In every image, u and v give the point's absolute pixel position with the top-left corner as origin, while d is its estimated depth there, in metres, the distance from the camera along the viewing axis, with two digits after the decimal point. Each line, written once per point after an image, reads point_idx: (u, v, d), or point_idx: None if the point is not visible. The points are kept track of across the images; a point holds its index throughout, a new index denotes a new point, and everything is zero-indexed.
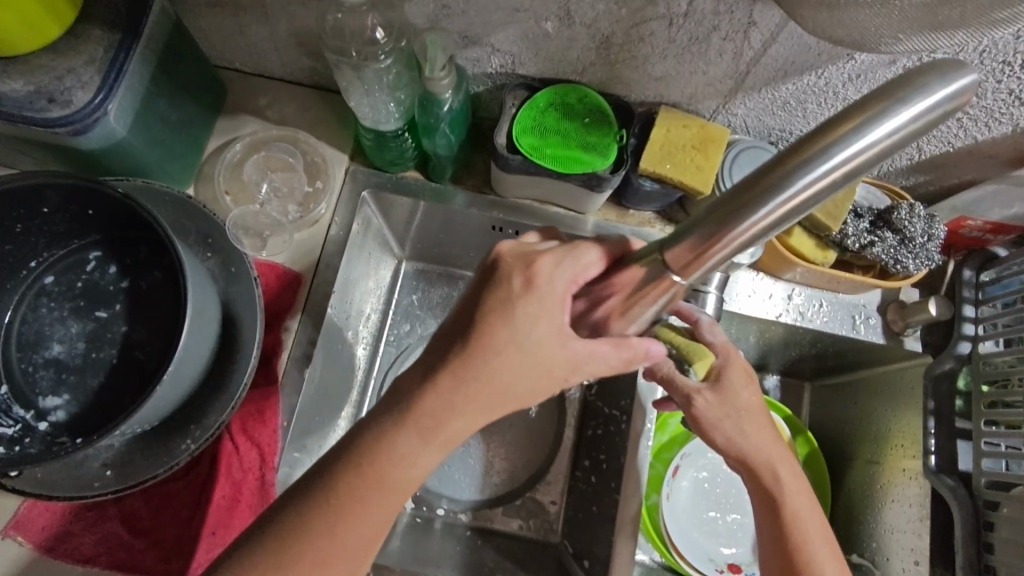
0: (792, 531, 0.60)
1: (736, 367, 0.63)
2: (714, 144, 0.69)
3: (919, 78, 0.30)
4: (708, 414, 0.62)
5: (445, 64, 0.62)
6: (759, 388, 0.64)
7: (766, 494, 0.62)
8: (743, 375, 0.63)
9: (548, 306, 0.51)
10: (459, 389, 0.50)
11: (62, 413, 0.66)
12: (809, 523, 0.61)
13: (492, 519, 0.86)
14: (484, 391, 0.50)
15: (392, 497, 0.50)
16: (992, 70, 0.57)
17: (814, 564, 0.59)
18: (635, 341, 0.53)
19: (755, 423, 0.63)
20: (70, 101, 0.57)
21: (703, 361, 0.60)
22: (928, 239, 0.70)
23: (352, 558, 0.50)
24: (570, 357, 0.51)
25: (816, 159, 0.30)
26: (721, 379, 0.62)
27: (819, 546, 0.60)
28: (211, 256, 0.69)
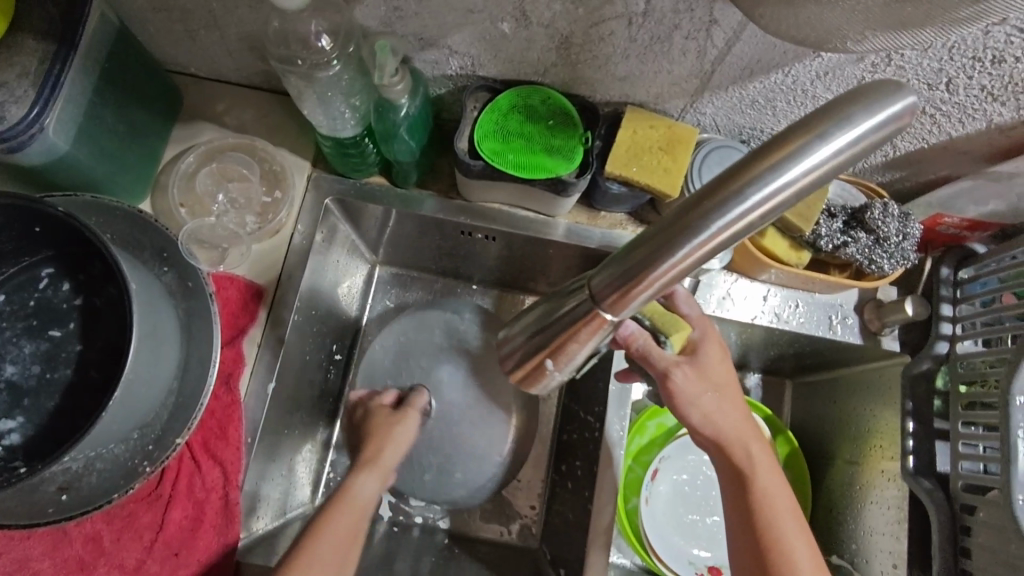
0: (763, 513, 0.59)
1: (709, 342, 0.62)
2: (682, 145, 0.67)
3: (841, 108, 0.27)
4: (684, 389, 0.60)
5: (398, 69, 0.60)
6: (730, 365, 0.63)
7: (741, 476, 0.60)
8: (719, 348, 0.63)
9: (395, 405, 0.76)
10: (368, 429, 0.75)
11: (16, 436, 0.64)
12: (780, 503, 0.60)
13: (470, 526, 0.85)
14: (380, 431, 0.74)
15: (343, 529, 0.61)
16: (962, 66, 0.55)
17: (787, 550, 0.58)
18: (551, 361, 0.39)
19: (729, 399, 0.62)
20: (3, 117, 0.55)
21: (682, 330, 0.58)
22: (903, 238, 0.68)
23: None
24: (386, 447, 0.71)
25: (731, 201, 0.28)
26: (698, 349, 0.62)
27: (792, 530, 0.59)
28: (167, 271, 0.66)
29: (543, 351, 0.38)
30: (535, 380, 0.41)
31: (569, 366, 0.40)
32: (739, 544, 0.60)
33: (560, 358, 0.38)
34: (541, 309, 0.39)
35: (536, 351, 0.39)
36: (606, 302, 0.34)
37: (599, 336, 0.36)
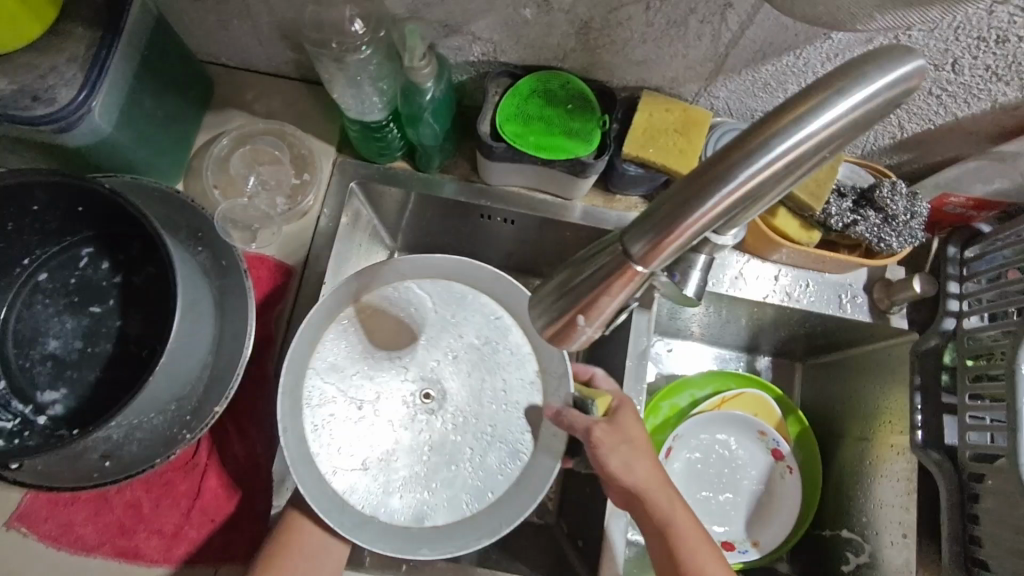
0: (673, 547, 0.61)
1: (627, 410, 0.67)
2: (696, 127, 0.69)
3: (857, 68, 0.30)
4: (604, 442, 0.64)
5: (425, 54, 0.62)
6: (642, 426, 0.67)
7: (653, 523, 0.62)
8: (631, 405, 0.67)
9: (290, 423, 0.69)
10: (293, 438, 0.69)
11: (60, 406, 0.67)
12: (692, 538, 0.62)
13: None
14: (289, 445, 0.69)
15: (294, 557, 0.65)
16: (967, 46, 0.58)
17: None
18: (598, 316, 0.41)
19: (641, 455, 0.64)
20: (54, 99, 0.58)
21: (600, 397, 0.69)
22: (911, 216, 0.71)
23: None
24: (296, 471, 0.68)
25: (757, 152, 0.31)
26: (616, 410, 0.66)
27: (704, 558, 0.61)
28: (202, 250, 0.69)
29: (574, 309, 0.40)
30: (565, 338, 0.43)
31: (599, 321, 0.41)
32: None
33: (592, 312, 0.40)
34: (565, 272, 0.41)
35: (569, 306, 0.40)
36: (639, 255, 0.36)
37: (630, 289, 0.39)
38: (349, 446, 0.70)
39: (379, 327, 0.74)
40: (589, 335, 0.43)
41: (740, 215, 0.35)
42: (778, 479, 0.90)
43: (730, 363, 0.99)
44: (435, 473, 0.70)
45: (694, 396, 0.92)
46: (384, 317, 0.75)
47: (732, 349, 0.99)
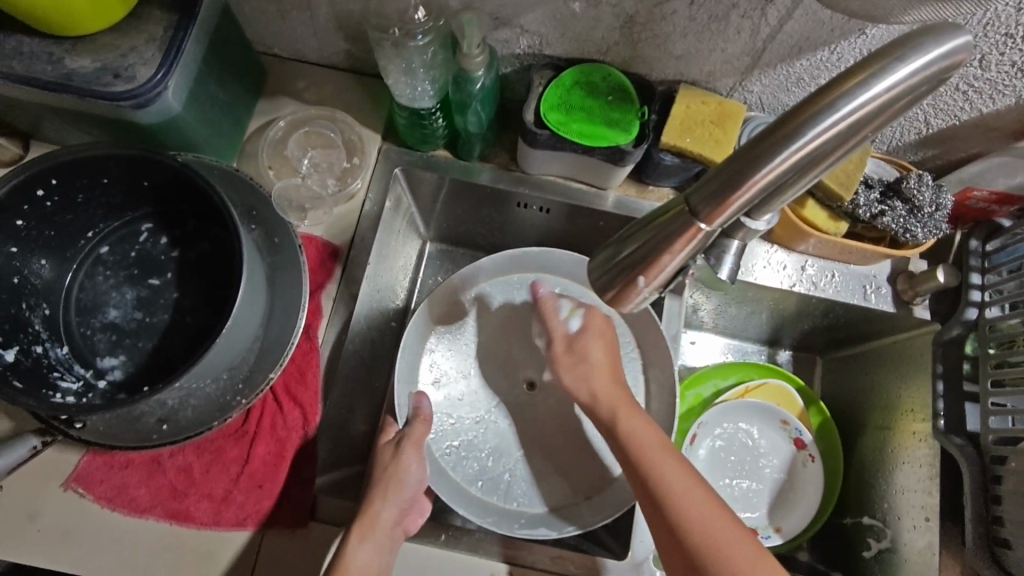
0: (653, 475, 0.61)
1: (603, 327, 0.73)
2: (731, 119, 0.72)
3: (915, 39, 0.34)
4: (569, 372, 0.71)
5: (480, 42, 0.66)
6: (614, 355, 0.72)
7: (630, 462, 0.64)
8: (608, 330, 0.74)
9: (411, 455, 0.70)
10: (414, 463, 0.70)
11: (119, 372, 0.70)
12: (669, 473, 0.61)
13: None
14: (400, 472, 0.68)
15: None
16: (995, 42, 0.61)
17: (679, 503, 0.59)
18: (658, 275, 0.42)
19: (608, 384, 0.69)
20: (134, 77, 0.62)
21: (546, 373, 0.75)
22: (936, 208, 0.74)
23: None
24: (398, 501, 0.67)
25: (825, 112, 0.34)
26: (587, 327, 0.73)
27: (683, 488, 0.60)
28: (255, 227, 0.72)
29: (634, 269, 0.42)
30: (622, 297, 0.44)
31: (657, 281, 0.43)
32: (658, 519, 0.60)
33: (651, 272, 0.42)
34: (621, 238, 0.44)
35: (630, 265, 0.42)
36: (704, 212, 0.39)
37: (691, 249, 0.41)
38: (474, 447, 0.78)
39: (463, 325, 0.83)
40: (645, 296, 0.44)
41: (800, 177, 0.37)
42: (800, 467, 0.92)
43: (752, 355, 1.01)
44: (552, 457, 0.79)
45: (717, 386, 0.95)
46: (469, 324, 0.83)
47: (754, 342, 1.01)
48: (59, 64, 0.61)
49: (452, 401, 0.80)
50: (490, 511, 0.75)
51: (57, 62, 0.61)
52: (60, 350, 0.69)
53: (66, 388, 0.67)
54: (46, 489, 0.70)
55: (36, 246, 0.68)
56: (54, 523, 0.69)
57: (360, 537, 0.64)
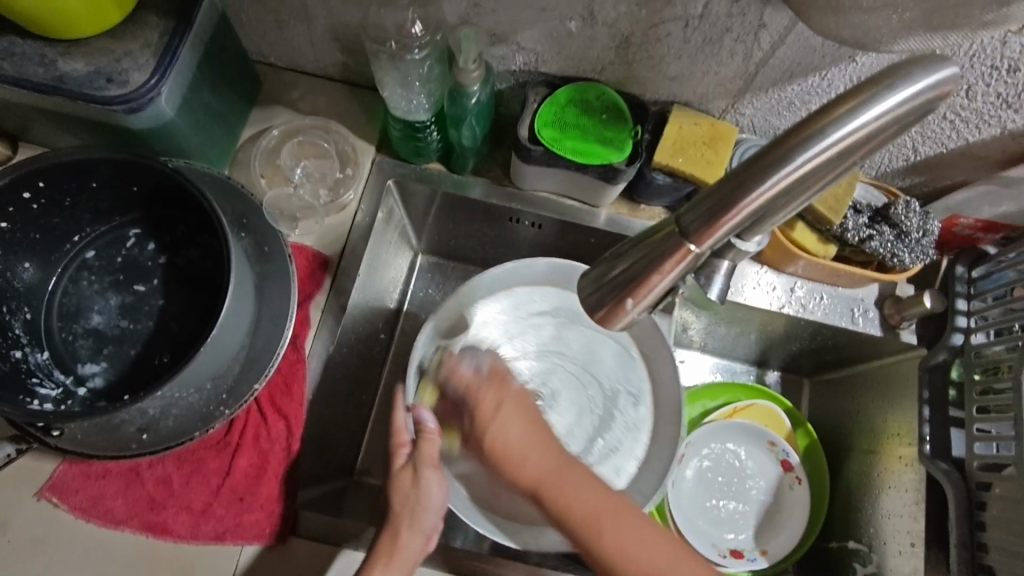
0: (565, 501, 0.53)
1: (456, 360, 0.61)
2: (723, 141, 0.73)
3: (904, 69, 0.34)
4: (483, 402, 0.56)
5: (476, 58, 0.67)
6: (534, 421, 0.56)
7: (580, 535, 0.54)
8: (524, 406, 0.56)
9: (433, 481, 0.64)
10: (435, 485, 0.65)
11: (99, 379, 0.69)
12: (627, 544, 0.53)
13: None
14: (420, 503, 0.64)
15: None
16: (981, 74, 0.62)
17: None
18: (650, 295, 0.42)
19: (524, 420, 0.55)
20: (127, 81, 0.61)
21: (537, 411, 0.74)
22: (923, 234, 0.75)
23: None
24: (421, 531, 0.64)
25: (814, 138, 0.34)
26: (498, 403, 0.56)
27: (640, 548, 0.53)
28: (245, 235, 0.72)
29: (622, 291, 0.42)
30: (610, 316, 0.44)
31: (646, 302, 0.43)
32: None
33: (640, 292, 0.42)
34: (609, 259, 0.44)
35: (620, 285, 0.42)
36: (694, 234, 0.39)
37: (680, 269, 0.41)
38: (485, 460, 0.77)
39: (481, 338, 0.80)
40: (632, 318, 0.44)
41: (790, 202, 0.37)
42: (786, 490, 0.92)
43: (740, 375, 1.01)
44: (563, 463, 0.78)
45: (705, 406, 0.94)
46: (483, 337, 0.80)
47: (742, 362, 1.02)
48: (51, 67, 0.61)
49: None
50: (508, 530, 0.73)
51: (50, 65, 0.61)
52: (40, 355, 0.68)
53: (45, 395, 0.65)
54: (20, 498, 0.68)
55: (20, 248, 0.67)
56: (25, 531, 0.67)
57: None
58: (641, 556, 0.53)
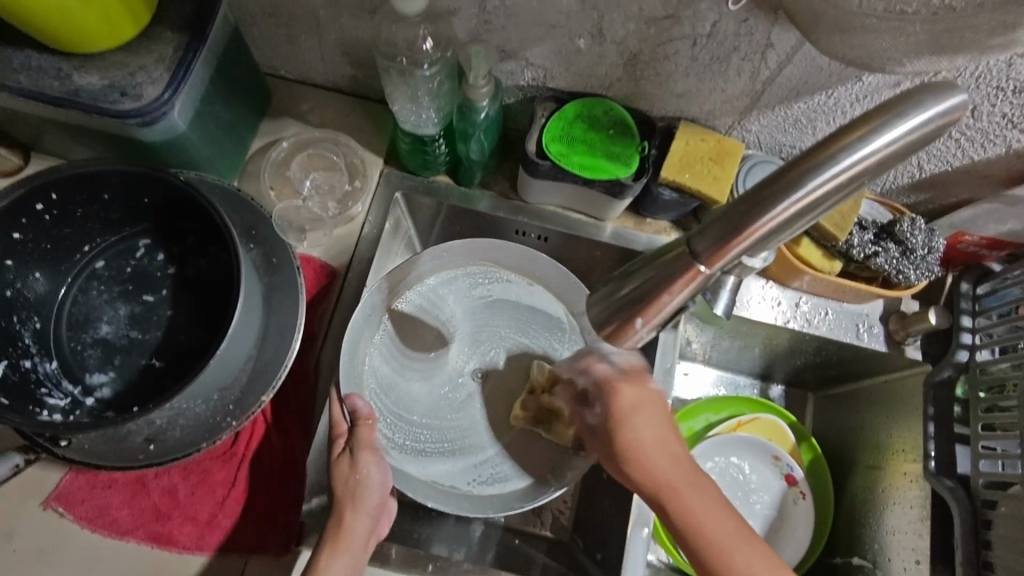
0: (682, 507, 0.58)
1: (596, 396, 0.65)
2: (730, 157, 0.74)
3: (914, 96, 0.34)
4: (622, 405, 0.62)
5: (486, 74, 0.67)
6: (681, 447, 0.60)
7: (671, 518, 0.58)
8: (648, 405, 0.62)
9: (371, 461, 0.67)
10: (372, 466, 0.67)
11: (107, 389, 0.69)
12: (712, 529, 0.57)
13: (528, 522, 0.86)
14: (361, 486, 0.65)
15: None
16: (986, 94, 0.63)
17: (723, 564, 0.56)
18: (662, 315, 0.43)
19: (652, 422, 0.61)
20: (141, 95, 0.62)
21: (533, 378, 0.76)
22: (928, 251, 0.76)
23: None
24: (369, 513, 0.65)
25: (826, 164, 0.34)
26: (637, 402, 0.62)
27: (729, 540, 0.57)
28: (254, 247, 0.72)
29: (632, 310, 0.43)
30: (619, 334, 0.44)
31: (655, 321, 0.43)
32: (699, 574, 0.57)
33: (650, 312, 0.42)
34: (619, 278, 0.44)
35: (630, 305, 0.42)
36: (705, 255, 0.39)
37: (690, 289, 0.41)
38: (429, 440, 0.76)
39: (401, 321, 0.80)
40: (641, 336, 0.45)
41: (799, 225, 0.38)
42: (791, 504, 0.92)
43: (744, 389, 1.01)
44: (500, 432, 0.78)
45: (709, 419, 0.94)
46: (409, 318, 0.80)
47: (746, 376, 1.02)
48: (66, 80, 0.61)
49: (402, 404, 0.77)
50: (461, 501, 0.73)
51: (65, 78, 0.62)
52: (49, 365, 0.68)
53: (53, 405, 0.66)
54: (26, 507, 0.68)
55: (32, 259, 0.67)
56: (31, 541, 0.67)
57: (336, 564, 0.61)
58: (732, 547, 0.57)
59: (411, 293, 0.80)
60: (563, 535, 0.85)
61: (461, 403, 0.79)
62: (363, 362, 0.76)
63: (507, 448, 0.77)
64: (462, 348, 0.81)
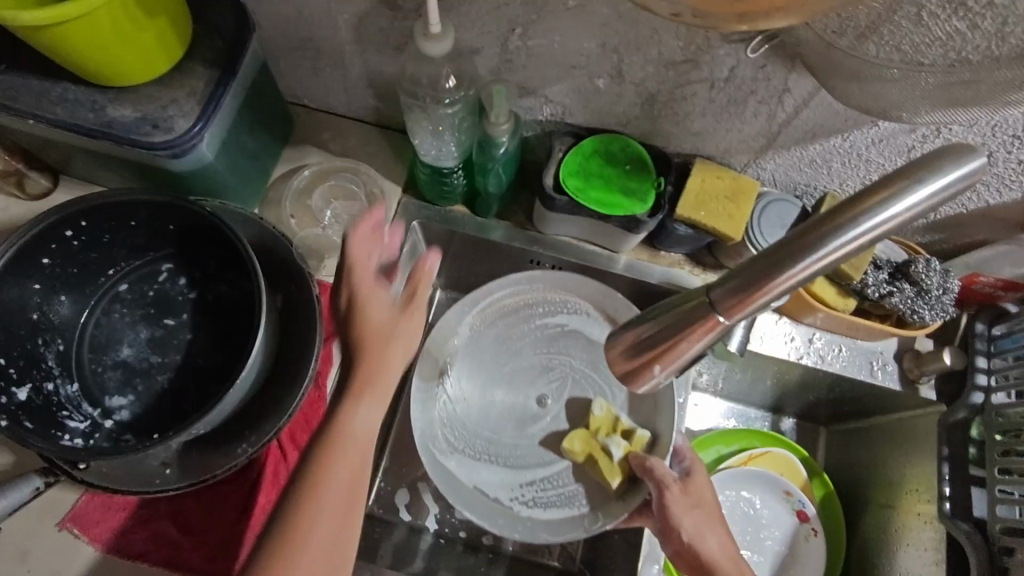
0: None
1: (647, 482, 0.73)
2: (745, 194, 0.74)
3: (934, 161, 0.35)
4: (677, 500, 0.69)
5: (507, 112, 0.69)
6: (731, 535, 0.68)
7: None
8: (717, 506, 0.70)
9: (414, 318, 0.61)
10: (407, 336, 0.60)
11: (126, 412, 0.70)
12: None
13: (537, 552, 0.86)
14: (399, 346, 0.60)
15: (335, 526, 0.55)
16: (1003, 142, 0.64)
17: None
18: (679, 357, 0.43)
19: (716, 523, 0.68)
20: (172, 128, 0.64)
21: (591, 415, 0.80)
22: (943, 291, 0.75)
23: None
24: (401, 343, 0.60)
25: (847, 225, 0.35)
26: (705, 503, 0.69)
27: None
28: (274, 274, 0.73)
29: (651, 357, 0.43)
30: (637, 378, 0.45)
31: (673, 367, 0.44)
32: None
33: (667, 359, 0.43)
34: (635, 322, 0.45)
35: (647, 350, 0.43)
36: (725, 307, 0.39)
37: (709, 338, 0.42)
38: (486, 458, 0.81)
39: (478, 345, 0.85)
40: (657, 380, 0.45)
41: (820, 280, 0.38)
42: (802, 541, 0.91)
43: (755, 422, 1.01)
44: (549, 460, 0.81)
45: (720, 452, 0.94)
46: (484, 340, 0.85)
47: (758, 409, 1.01)
48: (101, 112, 0.63)
49: (463, 421, 0.82)
50: (501, 516, 0.78)
51: (99, 110, 0.63)
52: (70, 387, 0.69)
53: (74, 428, 0.67)
54: (42, 528, 0.69)
55: (58, 283, 0.69)
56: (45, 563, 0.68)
57: (317, 535, 0.54)
58: None
59: (489, 315, 0.86)
60: (572, 568, 0.85)
61: (521, 424, 0.83)
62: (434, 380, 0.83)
63: (557, 476, 0.80)
64: (533, 373, 0.85)
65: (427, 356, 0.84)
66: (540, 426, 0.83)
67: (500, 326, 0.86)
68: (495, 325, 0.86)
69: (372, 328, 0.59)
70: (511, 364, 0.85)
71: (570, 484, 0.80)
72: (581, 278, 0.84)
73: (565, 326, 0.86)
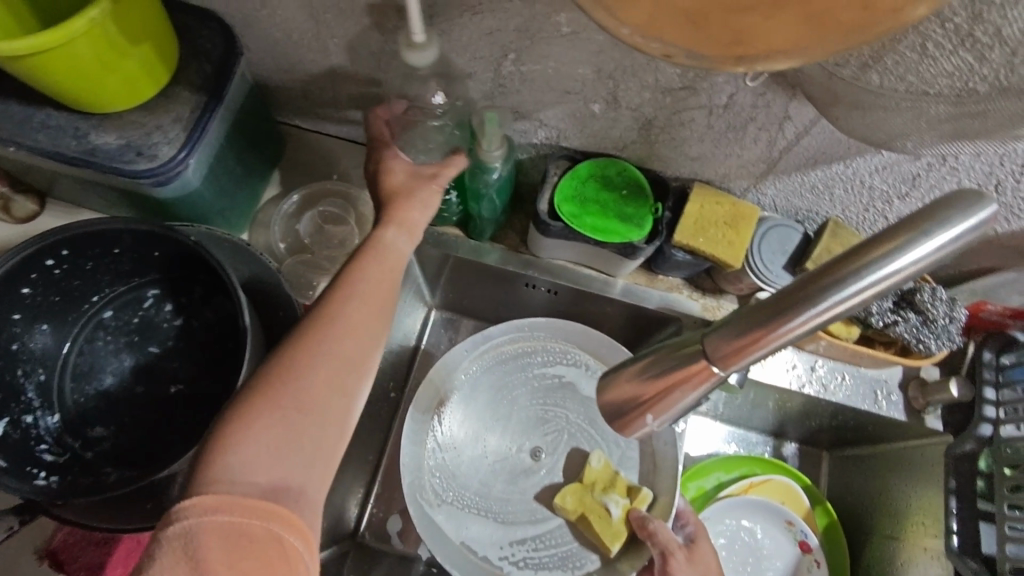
0: None
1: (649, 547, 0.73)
2: (745, 220, 0.73)
3: (943, 211, 0.33)
4: (682, 571, 0.69)
5: (500, 139, 0.67)
6: None
7: None
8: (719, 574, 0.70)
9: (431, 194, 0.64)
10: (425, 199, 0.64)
11: (107, 443, 0.68)
12: None
13: None
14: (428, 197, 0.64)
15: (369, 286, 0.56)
16: (1011, 171, 0.62)
17: None
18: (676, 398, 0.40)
19: None
20: (156, 155, 0.62)
21: (588, 469, 0.78)
22: (949, 320, 0.73)
23: (295, 438, 0.47)
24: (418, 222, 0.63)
25: (849, 279, 0.33)
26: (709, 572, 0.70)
27: None
28: (260, 303, 0.71)
29: (643, 406, 0.41)
30: (627, 426, 0.43)
31: (666, 417, 0.42)
32: None
33: (659, 410, 0.41)
34: (625, 368, 0.43)
35: (638, 401, 0.41)
36: (720, 357, 0.38)
37: (703, 389, 0.40)
38: (477, 512, 0.79)
39: (474, 393, 0.83)
40: (651, 428, 0.43)
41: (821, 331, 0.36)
42: (805, 572, 0.89)
43: (757, 447, 0.98)
44: (542, 518, 0.79)
45: (720, 479, 0.92)
46: (481, 389, 0.84)
47: (759, 433, 0.99)
48: (84, 139, 0.62)
49: (452, 468, 0.80)
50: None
51: (82, 137, 0.62)
52: (51, 419, 0.68)
53: (52, 462, 0.65)
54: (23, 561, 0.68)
55: (39, 312, 0.67)
56: None
57: (294, 396, 0.48)
58: None
59: (487, 363, 0.84)
60: None
61: (515, 478, 0.81)
62: (422, 425, 0.81)
63: (549, 534, 0.79)
64: (529, 425, 0.83)
65: (421, 403, 0.82)
66: (534, 481, 0.81)
67: (498, 376, 0.84)
68: (494, 372, 0.84)
69: (395, 185, 0.64)
70: (507, 415, 0.83)
71: (564, 543, 0.78)
72: (587, 330, 0.83)
73: (564, 377, 0.85)
